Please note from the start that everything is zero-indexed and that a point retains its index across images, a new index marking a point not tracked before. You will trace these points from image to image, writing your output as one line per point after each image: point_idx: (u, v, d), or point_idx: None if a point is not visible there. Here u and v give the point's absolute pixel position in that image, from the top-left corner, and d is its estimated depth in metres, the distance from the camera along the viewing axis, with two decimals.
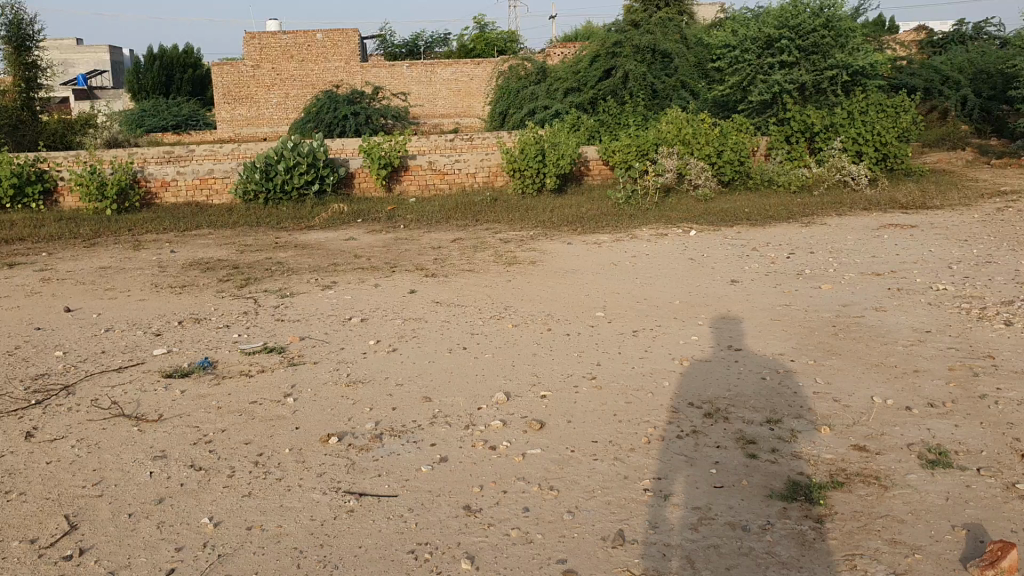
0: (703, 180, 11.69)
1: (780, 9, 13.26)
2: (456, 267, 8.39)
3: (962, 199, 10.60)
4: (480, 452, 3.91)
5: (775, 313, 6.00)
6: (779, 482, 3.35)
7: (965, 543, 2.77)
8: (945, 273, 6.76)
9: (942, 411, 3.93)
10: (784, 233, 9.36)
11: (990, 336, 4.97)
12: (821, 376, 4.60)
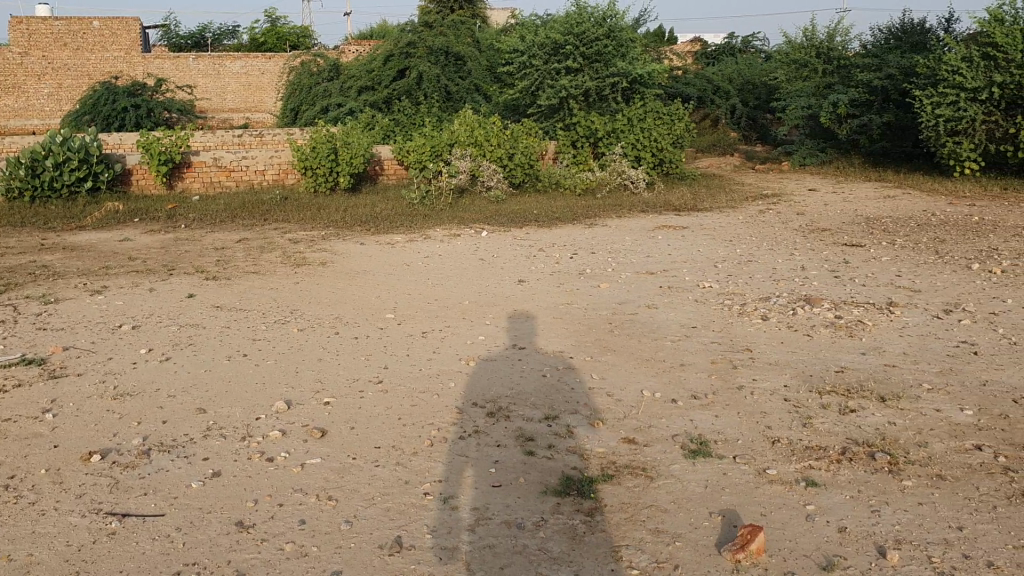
0: (495, 181, 11.91)
1: (566, 16, 13.67)
2: (241, 268, 8.09)
3: (729, 201, 11.37)
4: (255, 464, 3.75)
5: (557, 311, 6.17)
6: (554, 479, 3.42)
7: (720, 528, 2.94)
8: (713, 271, 7.20)
9: (704, 403, 4.17)
10: (569, 233, 9.68)
11: (749, 330, 5.33)
12: (597, 372, 4.76)
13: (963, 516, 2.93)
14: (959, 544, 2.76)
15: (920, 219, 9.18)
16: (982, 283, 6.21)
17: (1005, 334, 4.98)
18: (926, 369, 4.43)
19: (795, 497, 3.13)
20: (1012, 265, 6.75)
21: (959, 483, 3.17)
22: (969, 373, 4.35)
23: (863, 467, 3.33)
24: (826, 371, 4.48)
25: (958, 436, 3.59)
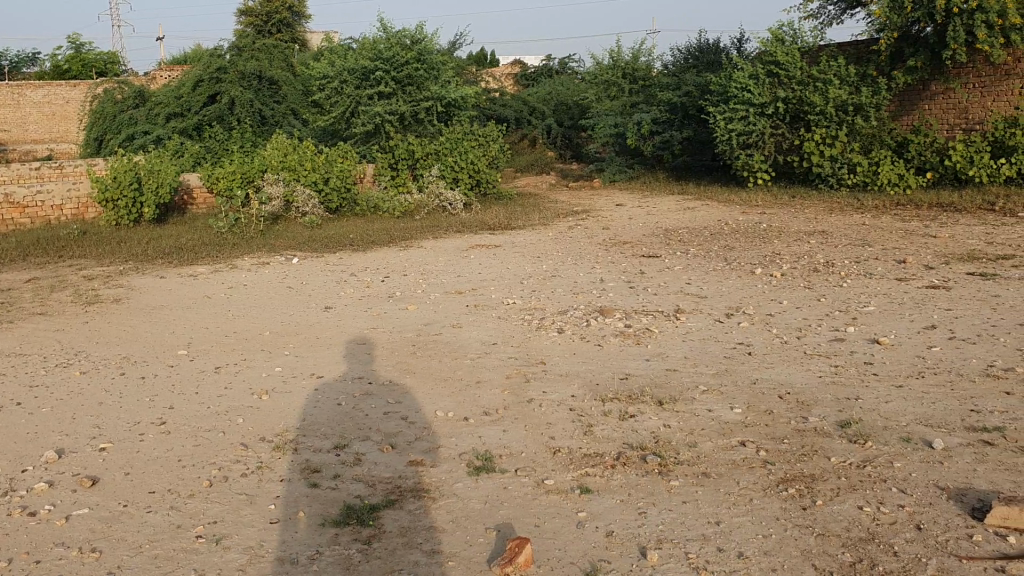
0: (310, 207, 11.61)
1: (375, 41, 13.57)
2: (27, 310, 7.58)
3: (541, 219, 11.62)
4: (15, 520, 3.47)
5: (361, 336, 6.10)
6: (335, 509, 3.36)
7: (493, 544, 2.97)
8: (519, 288, 7.32)
9: (494, 419, 4.21)
10: (382, 257, 9.61)
11: (546, 344, 5.44)
12: (392, 395, 4.73)
13: (721, 511, 3.08)
14: (715, 539, 2.89)
15: (714, 228, 9.68)
16: (762, 286, 6.60)
17: (777, 333, 5.32)
18: (704, 370, 4.66)
19: (569, 505, 3.20)
20: (791, 268, 7.21)
21: (721, 480, 3.33)
22: (743, 372, 4.61)
23: (635, 471, 3.45)
24: (612, 379, 4.63)
25: (726, 433, 3.78)
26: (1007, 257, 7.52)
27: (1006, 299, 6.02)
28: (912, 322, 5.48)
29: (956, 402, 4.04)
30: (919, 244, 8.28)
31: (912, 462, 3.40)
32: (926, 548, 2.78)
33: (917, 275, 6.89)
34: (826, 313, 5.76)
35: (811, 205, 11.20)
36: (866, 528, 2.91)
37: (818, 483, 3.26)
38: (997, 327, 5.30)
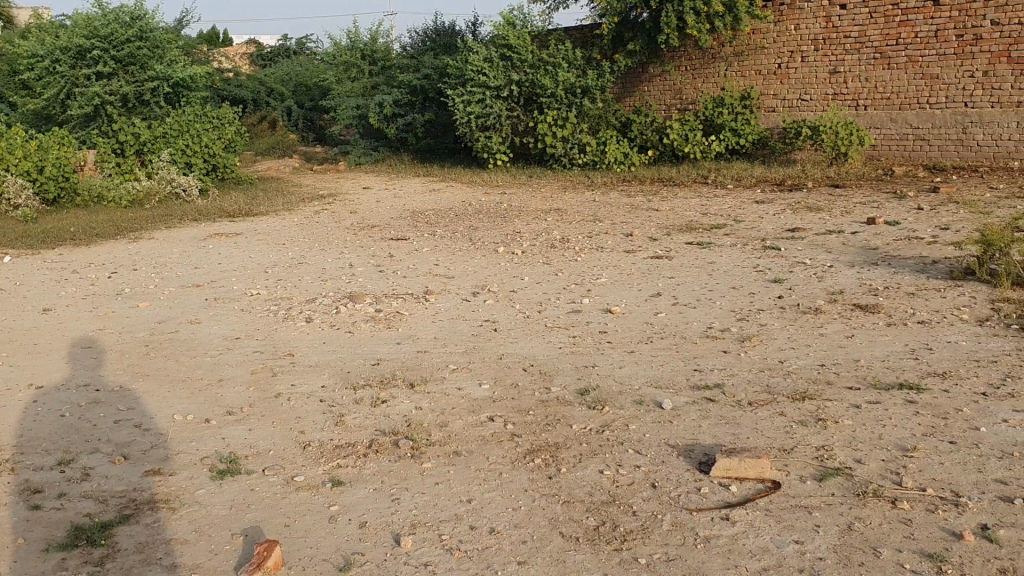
0: (24, 199, 10.46)
1: (88, 16, 12.49)
2: None
3: (284, 204, 11.25)
4: None
5: (88, 338, 5.62)
6: (61, 531, 3.07)
7: (240, 551, 2.84)
8: (260, 278, 7.06)
9: (239, 418, 4.03)
10: (109, 250, 8.92)
11: (292, 335, 5.28)
12: (125, 401, 4.39)
13: (472, 488, 3.12)
14: (468, 517, 2.93)
15: (459, 209, 9.83)
16: (506, 264, 6.79)
17: (520, 309, 5.48)
18: (453, 350, 4.71)
19: (320, 500, 3.12)
20: (531, 245, 7.46)
21: (472, 457, 3.39)
22: (489, 349, 4.70)
23: (386, 458, 3.42)
24: (362, 366, 4.57)
25: (474, 411, 3.84)
26: (721, 227, 8.20)
27: (720, 265, 6.56)
28: (641, 291, 5.84)
29: (682, 363, 4.35)
30: (645, 217, 8.84)
31: (646, 423, 3.62)
32: (660, 504, 2.96)
33: (644, 246, 7.35)
34: (564, 287, 6.01)
35: (548, 184, 11.66)
36: (608, 491, 3.06)
37: (562, 451, 3.39)
38: (714, 291, 5.77)
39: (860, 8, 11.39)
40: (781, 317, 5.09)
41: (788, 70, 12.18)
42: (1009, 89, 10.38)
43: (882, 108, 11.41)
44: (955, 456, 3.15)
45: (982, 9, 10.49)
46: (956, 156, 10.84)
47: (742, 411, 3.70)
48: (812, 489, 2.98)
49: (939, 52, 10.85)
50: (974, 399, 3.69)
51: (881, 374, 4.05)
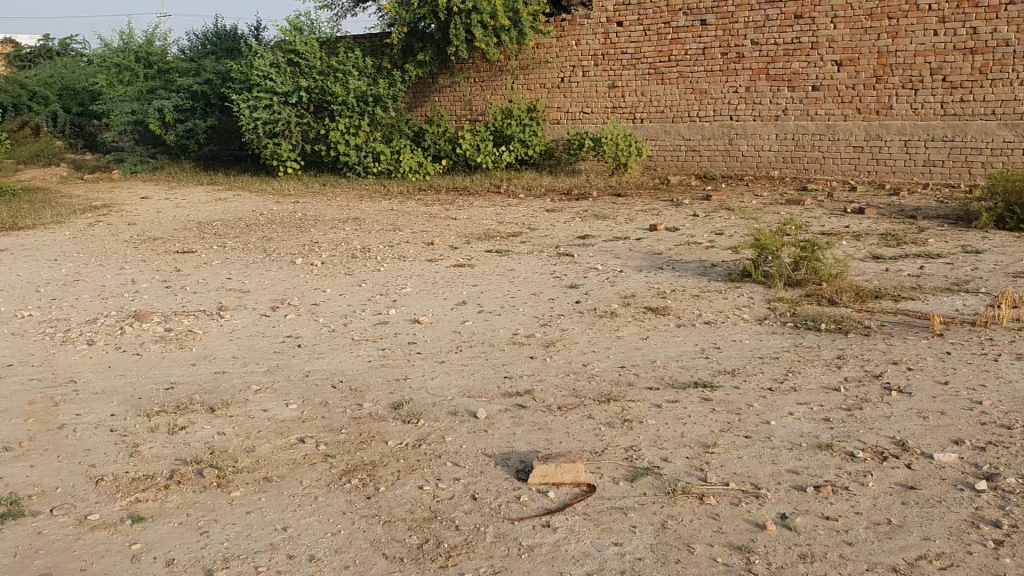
0: None
1: None
2: None
3: (55, 216, 10.41)
4: None
5: None
6: None
7: None
8: (33, 297, 6.46)
9: (18, 454, 3.66)
10: None
11: (73, 359, 4.87)
12: None
13: (287, 515, 2.99)
14: (285, 546, 2.80)
15: (250, 219, 9.48)
16: (304, 276, 6.60)
17: (323, 323, 5.34)
18: (254, 369, 4.51)
19: (120, 539, 2.89)
20: (329, 256, 7.31)
21: (284, 482, 3.25)
22: (294, 366, 4.54)
23: (191, 489, 3.22)
24: (155, 390, 4.28)
25: (283, 432, 3.70)
26: (516, 234, 8.37)
27: (519, 272, 6.69)
28: (445, 300, 5.85)
29: (492, 371, 4.38)
30: (442, 226, 8.89)
31: (461, 434, 3.61)
32: (481, 516, 2.96)
33: (444, 255, 7.38)
34: (367, 298, 5.92)
35: (341, 193, 11.45)
36: (428, 507, 3.03)
37: (378, 470, 3.32)
38: (516, 298, 5.87)
39: (636, 25, 11.98)
40: (582, 321, 5.24)
41: (570, 83, 12.63)
42: (768, 104, 11.22)
43: (658, 121, 12.06)
44: (750, 450, 3.35)
45: (743, 29, 11.25)
46: (724, 166, 11.64)
47: (553, 416, 3.77)
48: (625, 490, 3.08)
49: (707, 69, 11.57)
50: (761, 393, 3.95)
51: (678, 374, 4.26)
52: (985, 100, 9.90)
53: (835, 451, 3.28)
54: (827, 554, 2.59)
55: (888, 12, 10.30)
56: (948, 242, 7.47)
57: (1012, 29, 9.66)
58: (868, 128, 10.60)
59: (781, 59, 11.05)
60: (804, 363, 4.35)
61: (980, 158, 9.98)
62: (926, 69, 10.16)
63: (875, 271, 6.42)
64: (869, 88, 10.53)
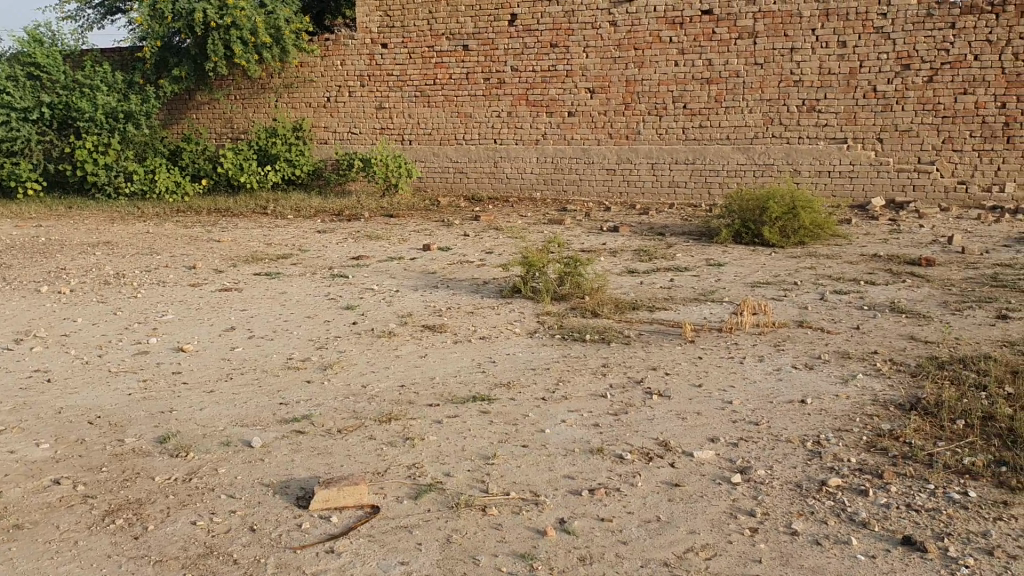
0: None
1: None
2: None
3: None
4: None
5: None
6: None
7: None
8: None
9: None
10: None
11: None
12: None
13: (44, 564, 2.75)
14: None
15: None
16: (52, 305, 6.09)
17: (76, 354, 4.95)
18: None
19: None
20: (79, 283, 6.79)
21: (38, 528, 2.98)
22: (44, 403, 4.17)
23: None
24: None
25: (35, 475, 3.39)
26: (285, 256, 8.16)
27: (290, 295, 6.52)
28: (212, 326, 5.59)
29: (266, 398, 4.23)
30: (205, 249, 8.50)
31: (236, 465, 3.47)
32: (262, 547, 2.85)
33: (208, 279, 7.05)
34: (125, 327, 5.55)
35: (90, 216, 10.67)
36: (203, 543, 2.88)
37: (145, 508, 3.12)
38: (288, 322, 5.71)
39: (400, 48, 12.06)
40: (357, 342, 5.18)
41: (336, 104, 12.54)
42: (529, 128, 11.65)
43: (425, 143, 12.22)
44: (529, 459, 3.43)
45: (503, 56, 11.60)
46: (490, 188, 11.97)
47: (332, 439, 3.70)
48: (409, 508, 3.06)
49: (470, 93, 11.84)
50: (536, 404, 4.06)
51: (456, 389, 4.29)
52: (721, 127, 10.78)
53: (606, 455, 3.43)
54: (605, 554, 2.70)
55: (634, 44, 10.97)
56: (695, 256, 8.06)
57: (741, 61, 10.53)
58: (620, 152, 11.27)
59: (540, 85, 11.51)
60: (573, 372, 4.53)
61: (718, 179, 10.88)
62: (669, 97, 10.92)
63: (632, 285, 6.81)
64: (619, 115, 11.20)
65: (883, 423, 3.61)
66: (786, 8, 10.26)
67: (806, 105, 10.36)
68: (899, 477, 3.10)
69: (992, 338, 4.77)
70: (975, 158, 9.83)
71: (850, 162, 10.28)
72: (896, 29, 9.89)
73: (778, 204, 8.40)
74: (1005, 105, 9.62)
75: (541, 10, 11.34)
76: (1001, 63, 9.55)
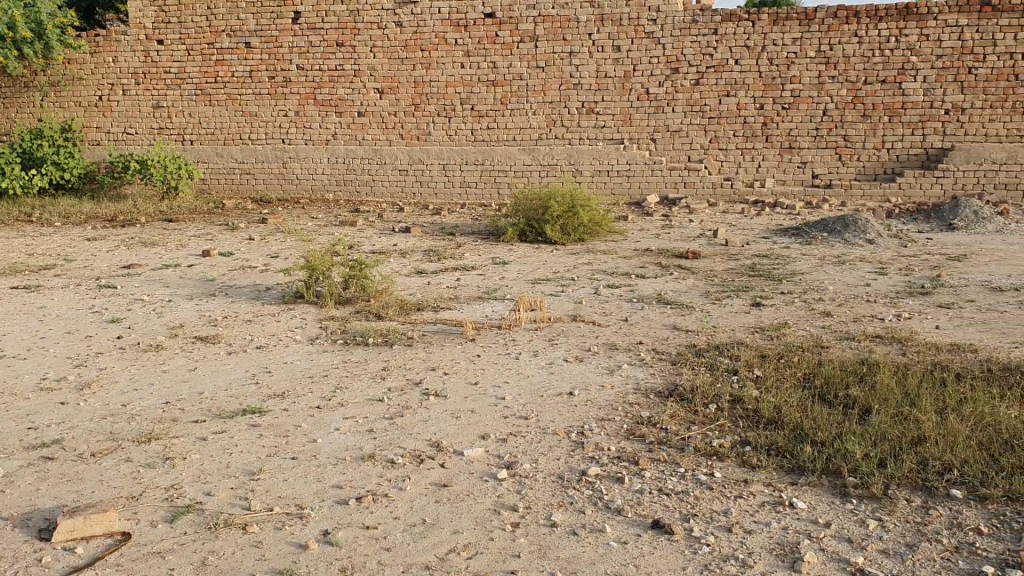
0: None
1: None
2: None
3: None
4: None
5: None
6: None
7: None
8: None
9: None
10: None
11: None
12: None
13: None
14: None
15: None
16: None
17: None
18: None
19: None
20: None
21: None
22: None
23: None
24: None
25: None
26: (48, 267, 7.59)
27: (51, 309, 6.06)
28: None
29: (13, 423, 3.90)
30: None
31: None
32: None
33: None
34: None
35: None
36: None
37: None
38: (46, 338, 5.30)
39: (178, 44, 11.52)
40: (122, 358, 4.87)
41: (110, 102, 11.88)
42: (317, 128, 11.43)
43: (208, 143, 11.75)
44: (297, 469, 3.33)
45: (287, 54, 11.30)
46: (279, 189, 11.64)
47: (84, 464, 3.45)
48: (164, 531, 2.89)
49: (255, 92, 11.47)
50: (309, 413, 3.91)
51: (226, 403, 4.08)
52: (507, 128, 10.99)
53: (377, 460, 3.37)
54: (368, 563, 2.65)
55: (421, 45, 10.99)
56: (481, 255, 8.17)
57: (524, 64, 10.77)
58: (411, 153, 11.24)
59: (327, 85, 11.30)
60: (351, 378, 4.41)
61: (506, 179, 11.05)
62: (457, 98, 11.01)
63: (418, 285, 6.81)
64: (409, 115, 11.19)
65: (643, 411, 3.78)
66: (564, 13, 10.58)
67: (586, 107, 10.75)
68: (653, 463, 3.25)
69: (746, 325, 5.11)
70: (739, 156, 10.53)
71: (627, 161, 10.71)
72: (665, 34, 10.42)
73: (559, 202, 8.67)
74: (763, 106, 10.35)
75: (326, 8, 11.12)
76: (758, 67, 10.27)
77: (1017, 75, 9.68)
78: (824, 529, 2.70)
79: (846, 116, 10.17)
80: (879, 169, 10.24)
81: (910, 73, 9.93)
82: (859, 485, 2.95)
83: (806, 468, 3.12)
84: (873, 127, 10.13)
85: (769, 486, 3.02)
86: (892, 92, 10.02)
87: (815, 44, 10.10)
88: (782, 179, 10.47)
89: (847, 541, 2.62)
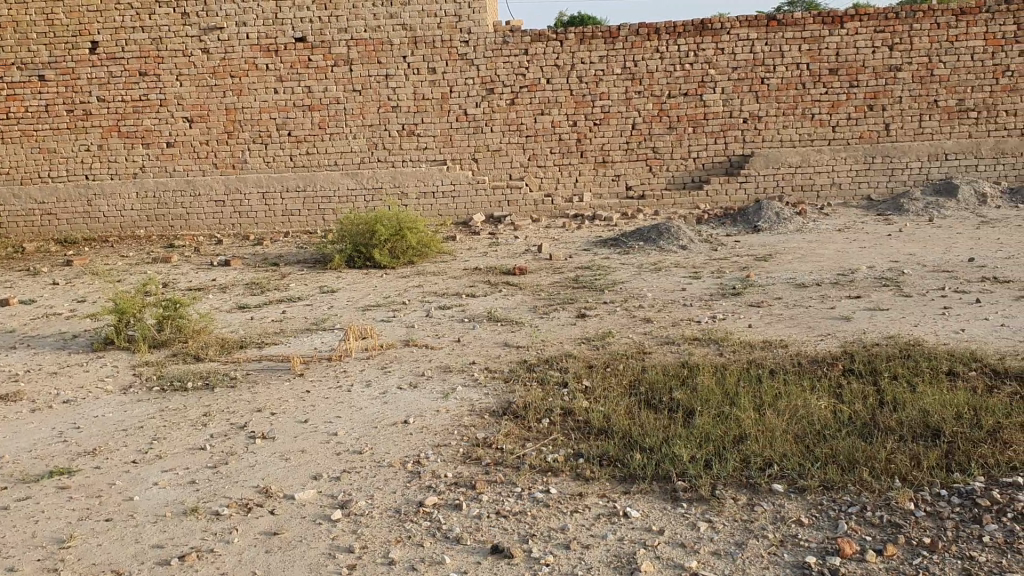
0: None
1: None
2: None
3: None
4: None
5: None
6: None
7: None
8: None
9: None
10: None
11: None
12: None
13: None
14: None
15: None
16: None
17: None
18: None
19: None
20: None
21: None
22: None
23: None
24: None
25: None
26: None
27: None
28: None
29: None
30: None
31: None
32: None
33: None
34: None
35: None
36: None
37: None
38: None
39: None
40: None
41: None
42: (123, 161, 10.86)
43: (3, 183, 10.96)
44: (112, 531, 3.08)
45: (86, 85, 10.66)
46: (86, 228, 10.98)
47: None
48: None
49: (52, 127, 10.77)
50: (124, 470, 3.65)
51: (30, 466, 3.75)
52: (327, 152, 10.79)
53: (201, 514, 3.18)
54: None
55: (230, 71, 10.62)
56: (307, 284, 7.97)
57: (339, 88, 10.61)
58: (226, 182, 10.83)
59: (130, 116, 10.74)
60: (170, 427, 4.15)
61: (331, 206, 10.84)
62: (271, 124, 10.72)
63: (240, 321, 6.55)
64: (222, 144, 10.79)
65: (478, 433, 3.76)
66: (376, 36, 10.50)
67: (405, 129, 10.72)
68: (489, 485, 3.23)
69: (573, 337, 5.20)
70: (556, 172, 10.78)
71: (451, 182, 10.75)
72: (478, 55, 10.51)
73: (385, 226, 8.55)
74: (576, 122, 10.63)
75: (125, 37, 10.57)
76: (569, 85, 10.54)
77: (804, 83, 10.36)
78: (658, 536, 2.75)
79: (654, 128, 10.60)
80: (689, 178, 10.72)
81: (710, 85, 10.46)
82: (688, 488, 3.04)
83: (638, 476, 3.18)
84: (679, 138, 10.60)
85: (603, 497, 3.05)
86: (695, 104, 10.52)
87: (620, 61, 10.47)
88: (599, 192, 10.79)
89: (681, 546, 2.68)
